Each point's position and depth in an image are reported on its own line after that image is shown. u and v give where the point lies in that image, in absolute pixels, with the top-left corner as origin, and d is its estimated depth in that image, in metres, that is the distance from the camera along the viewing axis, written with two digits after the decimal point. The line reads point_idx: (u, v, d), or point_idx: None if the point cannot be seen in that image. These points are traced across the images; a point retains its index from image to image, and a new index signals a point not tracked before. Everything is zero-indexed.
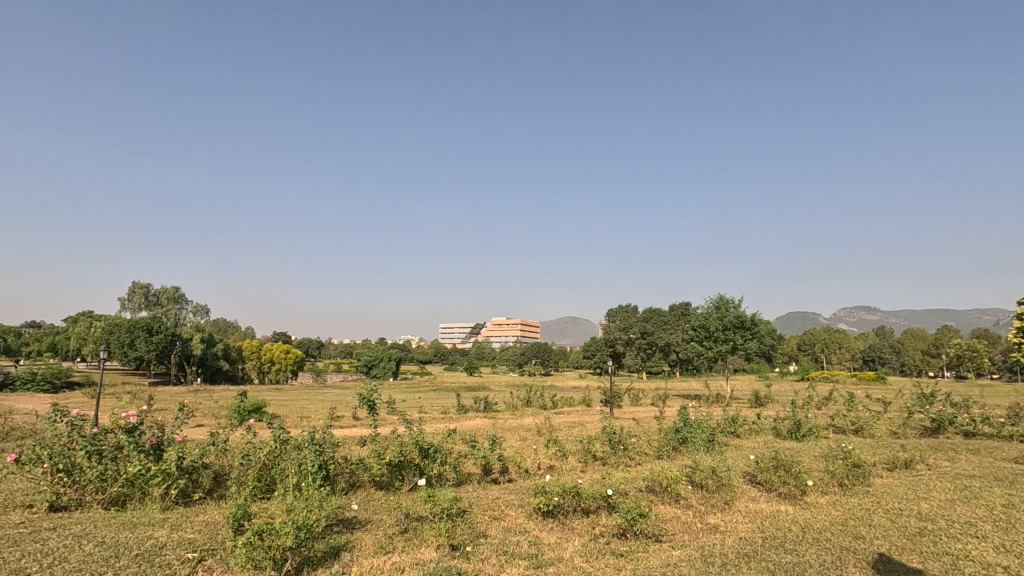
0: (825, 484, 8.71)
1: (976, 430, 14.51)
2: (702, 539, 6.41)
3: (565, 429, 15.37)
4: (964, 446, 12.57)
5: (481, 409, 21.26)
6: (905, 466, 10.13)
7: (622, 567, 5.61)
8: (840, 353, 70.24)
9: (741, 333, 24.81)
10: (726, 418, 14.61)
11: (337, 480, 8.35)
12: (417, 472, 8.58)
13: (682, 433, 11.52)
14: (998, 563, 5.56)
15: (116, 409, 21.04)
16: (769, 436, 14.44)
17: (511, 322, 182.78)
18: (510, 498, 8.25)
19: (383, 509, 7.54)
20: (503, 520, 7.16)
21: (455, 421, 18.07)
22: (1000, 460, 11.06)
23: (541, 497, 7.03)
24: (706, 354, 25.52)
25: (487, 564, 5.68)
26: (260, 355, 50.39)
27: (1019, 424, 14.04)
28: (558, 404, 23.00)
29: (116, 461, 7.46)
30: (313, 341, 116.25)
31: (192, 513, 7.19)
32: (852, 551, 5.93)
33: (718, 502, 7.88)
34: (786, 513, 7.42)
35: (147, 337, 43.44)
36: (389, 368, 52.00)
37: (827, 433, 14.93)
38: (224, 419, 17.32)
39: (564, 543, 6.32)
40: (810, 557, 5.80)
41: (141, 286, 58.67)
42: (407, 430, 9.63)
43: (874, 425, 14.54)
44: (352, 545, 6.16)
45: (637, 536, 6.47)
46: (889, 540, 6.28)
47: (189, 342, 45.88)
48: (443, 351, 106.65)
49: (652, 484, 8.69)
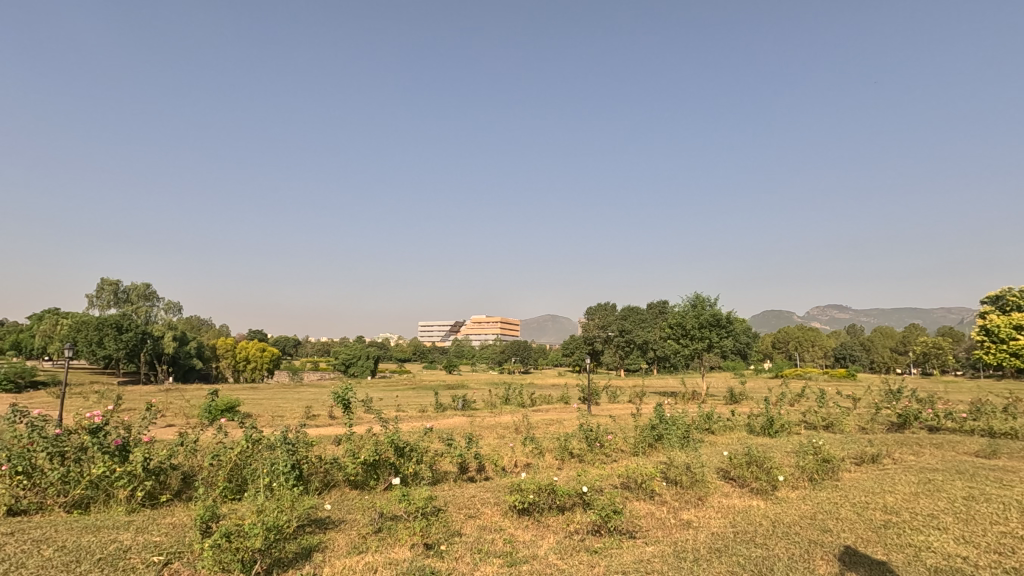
0: (796, 479, 8.91)
1: (939, 425, 14.94)
2: (675, 535, 6.49)
3: (543, 426, 15.46)
4: (928, 440, 13.00)
5: (459, 407, 21.14)
6: (872, 460, 10.46)
7: (595, 564, 5.62)
8: (812, 351, 71.85)
9: (716, 331, 25.21)
10: (701, 415, 14.80)
11: (310, 480, 8.23)
12: (392, 471, 8.52)
13: (658, 430, 11.61)
14: (958, 554, 5.74)
15: (81, 410, 20.35)
16: (743, 432, 14.66)
17: (489, 320, 182.47)
18: (487, 496, 8.22)
19: (357, 509, 7.45)
20: (479, 519, 7.14)
21: (432, 420, 17.93)
22: (962, 454, 11.44)
23: (517, 496, 7.03)
24: (682, 352, 25.83)
25: (461, 564, 5.63)
26: (235, 354, 49.32)
27: (979, 419, 14.55)
28: (537, 402, 23.04)
29: (80, 463, 7.22)
30: (290, 339, 114.47)
31: (159, 515, 7.00)
32: (820, 545, 6.05)
33: (691, 498, 7.97)
34: (757, 508, 7.55)
35: (116, 336, 42.23)
36: (367, 367, 51.54)
37: (799, 429, 15.25)
38: (196, 418, 17.00)
39: (539, 540, 6.32)
40: (779, 551, 5.90)
41: (110, 283, 56.96)
42: (382, 428, 9.48)
43: (844, 422, 14.96)
44: (325, 545, 6.06)
45: (612, 532, 6.52)
46: (855, 532, 6.44)
47: (160, 340, 44.68)
48: (422, 349, 106.29)
49: (627, 480, 8.79)
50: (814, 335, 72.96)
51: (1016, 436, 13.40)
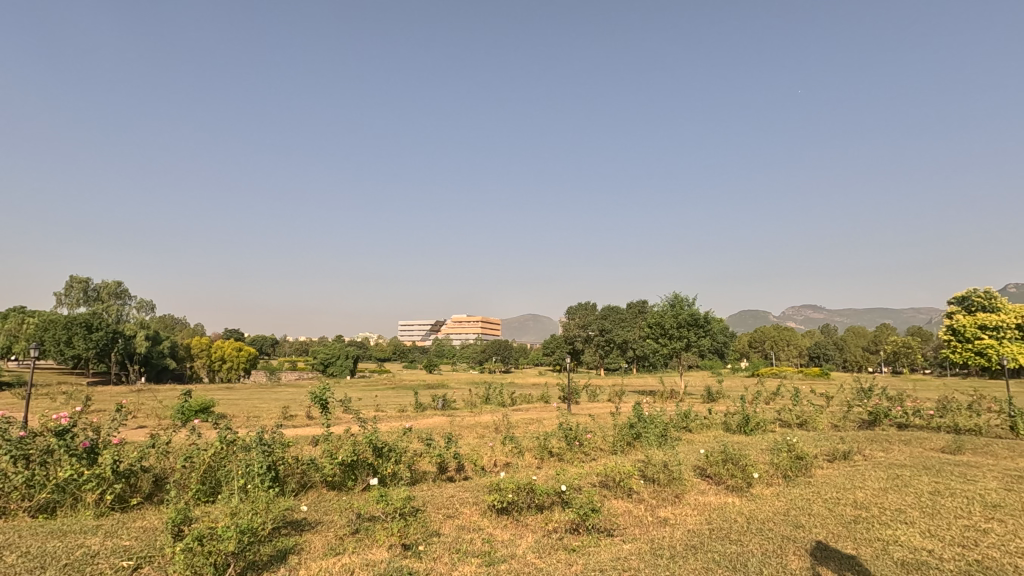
0: (770, 476, 9.07)
1: (908, 422, 15.32)
2: (652, 532, 6.55)
3: (522, 425, 15.52)
4: (897, 437, 13.35)
5: (439, 407, 21.05)
6: (844, 457, 10.69)
7: (573, 561, 5.67)
8: (787, 351, 73.34)
9: (694, 330, 25.54)
10: (679, 414, 14.99)
11: (287, 481, 8.12)
12: (370, 471, 8.44)
13: (636, 428, 11.74)
14: (924, 547, 5.91)
15: (49, 411, 19.83)
16: (719, 430, 14.88)
17: (470, 320, 182.25)
18: (466, 495, 8.21)
19: (334, 510, 7.38)
20: (457, 519, 7.12)
21: (412, 419, 17.85)
22: (929, 449, 11.76)
23: (496, 494, 7.02)
24: (661, 351, 26.09)
25: (439, 564, 5.62)
26: (210, 353, 48.37)
27: (945, 416, 15.00)
28: (517, 401, 23.11)
29: (45, 466, 7.00)
30: (267, 339, 112.77)
31: (129, 519, 6.83)
32: (793, 540, 6.17)
33: (668, 496, 8.07)
34: (732, 505, 7.66)
35: (86, 335, 41.15)
36: (346, 366, 51.06)
37: (775, 426, 15.51)
38: (169, 419, 16.66)
39: (518, 539, 6.35)
40: (754, 547, 6.00)
41: (80, 281, 55.52)
42: (360, 427, 9.39)
43: (818, 419, 15.33)
44: (300, 547, 5.99)
45: (590, 531, 6.55)
46: (826, 528, 6.58)
47: (132, 339, 43.60)
48: (402, 349, 105.66)
49: (604, 479, 8.85)
50: (789, 335, 74.66)
51: (980, 432, 13.84)
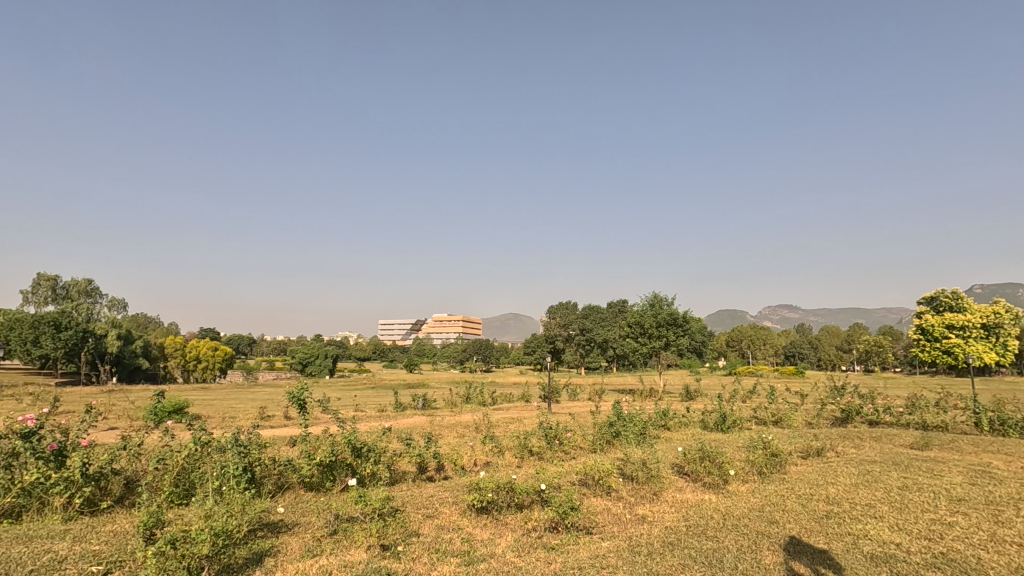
0: (746, 473, 9.23)
1: (879, 419, 15.74)
2: (630, 530, 6.62)
3: (503, 425, 15.51)
4: (868, 434, 13.70)
5: (419, 406, 20.96)
6: (817, 453, 10.95)
7: (552, 560, 5.70)
8: (764, 350, 74.70)
9: (673, 329, 25.82)
10: (658, 412, 15.17)
11: (263, 482, 8.01)
12: (349, 472, 8.36)
13: (616, 427, 11.86)
14: (892, 541, 6.07)
15: (15, 413, 19.25)
16: (697, 428, 15.08)
17: (452, 320, 181.75)
18: (446, 495, 8.19)
19: (311, 511, 7.29)
20: (436, 519, 7.09)
21: (392, 419, 17.73)
22: (899, 446, 12.09)
23: (475, 494, 7.01)
24: (641, 350, 26.34)
25: (418, 564, 5.59)
26: (184, 352, 47.41)
27: (914, 414, 15.43)
28: (498, 400, 23.07)
29: (11, 470, 6.80)
30: (244, 338, 110.84)
31: (99, 522, 6.67)
32: (766, 536, 6.30)
33: (646, 493, 8.16)
34: (709, 502, 7.78)
35: (54, 334, 40.04)
36: (325, 366, 50.50)
37: (751, 424, 15.79)
38: (141, 420, 16.28)
39: (497, 538, 6.35)
40: (729, 543, 6.10)
41: (48, 278, 54.00)
42: (339, 428, 9.31)
43: (792, 417, 15.65)
44: (277, 549, 5.91)
45: (569, 529, 6.59)
46: (799, 523, 6.73)
47: (103, 338, 42.50)
48: (383, 347, 104.84)
49: (584, 478, 8.90)
50: (766, 334, 76.16)
51: (947, 429, 14.25)
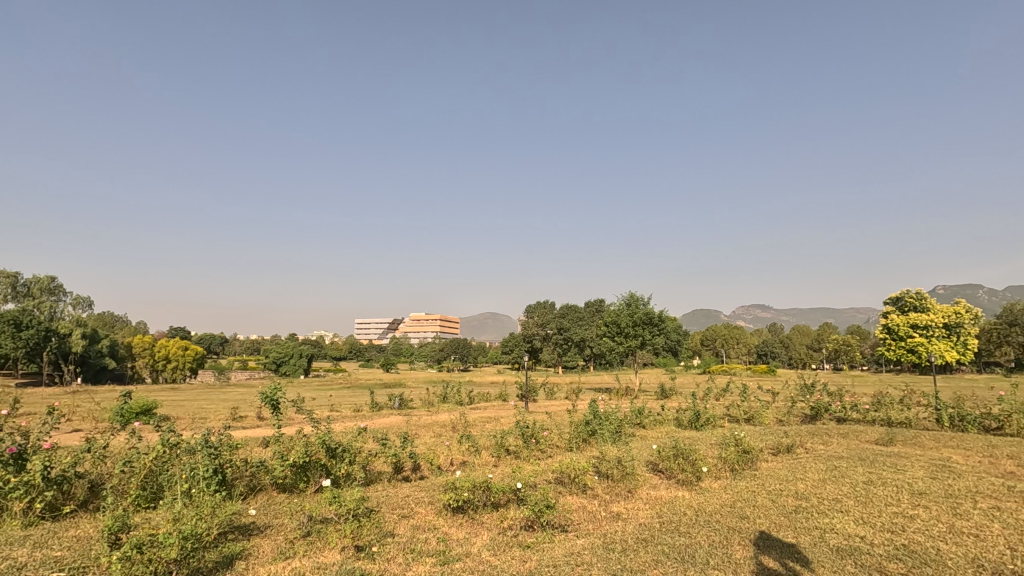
0: (718, 470, 9.40)
1: (847, 416, 16.19)
2: (604, 527, 6.69)
3: (480, 425, 15.51)
4: (836, 430, 14.08)
5: (396, 406, 20.80)
6: (787, 450, 11.21)
7: (527, 558, 5.72)
8: (737, 348, 76.09)
9: (649, 329, 26.11)
10: (633, 411, 15.33)
11: (235, 484, 7.86)
12: (323, 473, 8.25)
13: (592, 425, 11.96)
14: (857, 534, 6.26)
15: None
16: (672, 426, 15.30)
17: (429, 319, 180.81)
18: (421, 495, 8.15)
19: (284, 513, 7.18)
20: (411, 519, 7.06)
21: (367, 419, 17.56)
22: (865, 442, 12.45)
23: (451, 493, 6.99)
24: (617, 349, 26.60)
25: (393, 564, 5.57)
26: (153, 352, 46.21)
27: (880, 410, 15.89)
28: (475, 400, 23.03)
29: None
30: (216, 337, 108.55)
31: (61, 528, 6.47)
32: (738, 531, 6.42)
33: (622, 491, 8.25)
34: (682, 498, 7.92)
35: (15, 333, 38.68)
36: (300, 365, 49.74)
37: (724, 422, 16.07)
38: (107, 421, 15.81)
39: (472, 537, 6.35)
40: (701, 538, 6.22)
41: (8, 275, 52.10)
42: (313, 428, 9.19)
43: (764, 414, 16.00)
44: (248, 552, 5.80)
45: (544, 527, 6.62)
46: (769, 518, 6.88)
47: (67, 338, 41.18)
48: (359, 347, 103.78)
49: (560, 476, 8.96)
50: (739, 333, 77.75)
51: (911, 425, 14.71)
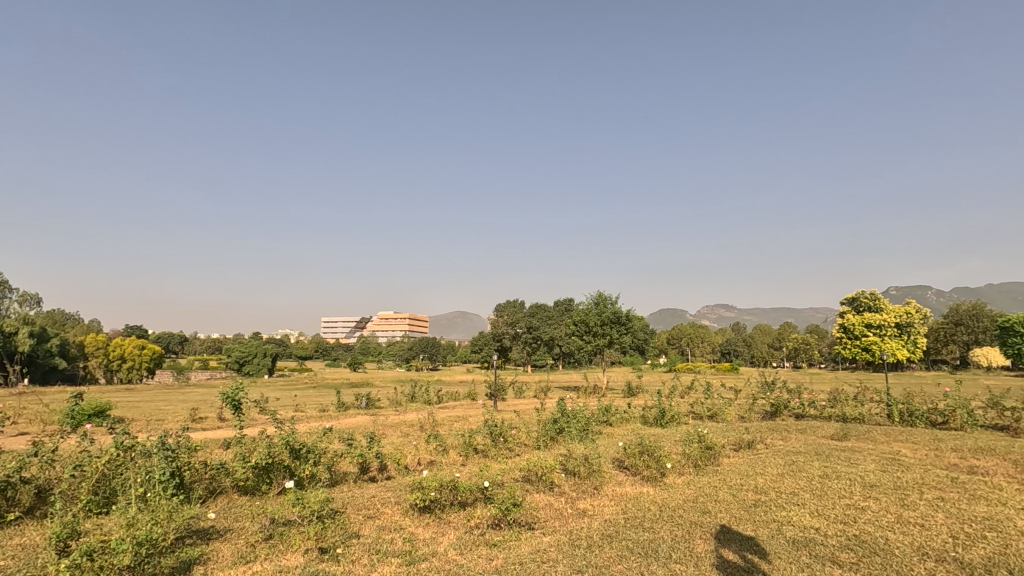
0: (682, 466, 9.60)
1: (804, 413, 16.77)
2: (571, 523, 6.76)
3: (448, 424, 15.46)
4: (794, 426, 14.56)
5: (363, 405, 20.54)
6: (748, 445, 11.55)
7: (494, 556, 5.73)
8: (701, 347, 77.79)
9: (617, 328, 26.46)
10: (600, 408, 15.50)
11: (193, 488, 7.64)
12: (287, 474, 8.08)
13: (560, 423, 12.07)
14: (812, 526, 6.49)
15: None
16: (638, 423, 15.55)
17: (398, 317, 179.27)
18: (387, 495, 8.08)
19: (245, 516, 7.02)
20: (377, 519, 6.99)
21: (333, 419, 17.29)
22: (821, 437, 12.91)
23: (417, 493, 6.93)
24: (585, 348, 26.86)
25: (358, 565, 5.51)
26: (108, 352, 44.41)
27: (835, 406, 16.50)
28: (443, 399, 22.93)
29: None
30: (175, 336, 105.05)
31: (4, 536, 6.16)
32: (700, 525, 6.58)
33: (588, 488, 8.35)
34: (647, 494, 8.06)
35: None
36: (264, 365, 48.59)
37: (688, 419, 16.42)
38: (56, 424, 15.14)
39: (439, 537, 6.33)
40: (664, 533, 6.34)
41: None
42: (276, 428, 8.98)
43: (726, 411, 16.42)
44: (206, 557, 5.65)
45: (510, 525, 6.66)
46: (729, 512, 7.07)
47: (13, 337, 39.19)
48: (325, 346, 102.01)
49: (527, 474, 9.02)
50: (704, 331, 79.55)
51: (864, 420, 15.32)
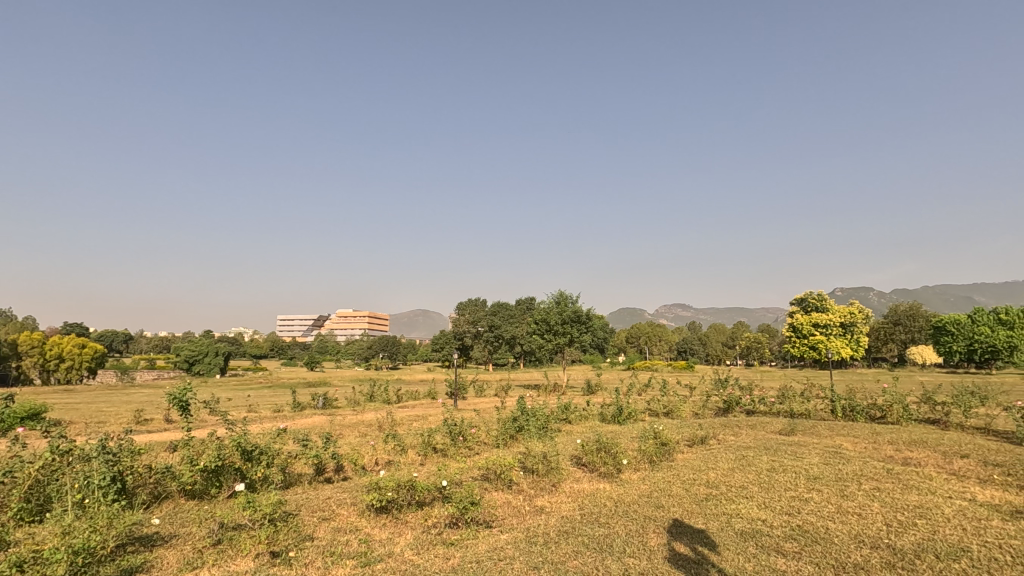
0: (638, 462, 9.81)
1: (754, 409, 17.40)
2: (528, 521, 6.80)
3: (407, 423, 15.32)
4: (744, 422, 15.11)
5: (320, 405, 20.12)
6: (701, 441, 11.91)
7: (451, 555, 5.71)
8: (659, 346, 79.59)
9: (577, 326, 26.76)
10: (559, 407, 15.65)
11: (136, 493, 7.31)
12: (237, 477, 7.85)
13: (519, 422, 12.15)
14: (759, 518, 6.75)
15: None
16: (596, 421, 15.78)
17: (357, 316, 176.08)
18: (343, 496, 7.94)
19: (192, 520, 6.78)
20: (333, 520, 6.87)
21: (287, 419, 16.90)
22: (769, 433, 13.41)
23: (374, 494, 6.82)
24: (546, 346, 27.05)
25: (311, 568, 5.39)
26: (44, 350, 41.84)
27: (784, 402, 17.17)
28: (403, 398, 22.72)
29: None
30: (119, 334, 100.15)
31: None
32: (654, 520, 6.73)
33: (546, 485, 8.42)
34: (603, 490, 8.20)
35: None
36: (215, 364, 46.89)
37: (645, 416, 16.78)
38: None
39: (395, 537, 6.26)
40: (619, 528, 6.47)
41: None
42: (227, 429, 8.70)
43: (681, 408, 16.88)
44: (150, 564, 5.41)
45: (468, 523, 6.66)
46: (681, 506, 7.27)
47: None
48: (281, 344, 99.18)
49: (486, 472, 9.04)
50: (661, 330, 81.42)
51: (810, 416, 15.99)
